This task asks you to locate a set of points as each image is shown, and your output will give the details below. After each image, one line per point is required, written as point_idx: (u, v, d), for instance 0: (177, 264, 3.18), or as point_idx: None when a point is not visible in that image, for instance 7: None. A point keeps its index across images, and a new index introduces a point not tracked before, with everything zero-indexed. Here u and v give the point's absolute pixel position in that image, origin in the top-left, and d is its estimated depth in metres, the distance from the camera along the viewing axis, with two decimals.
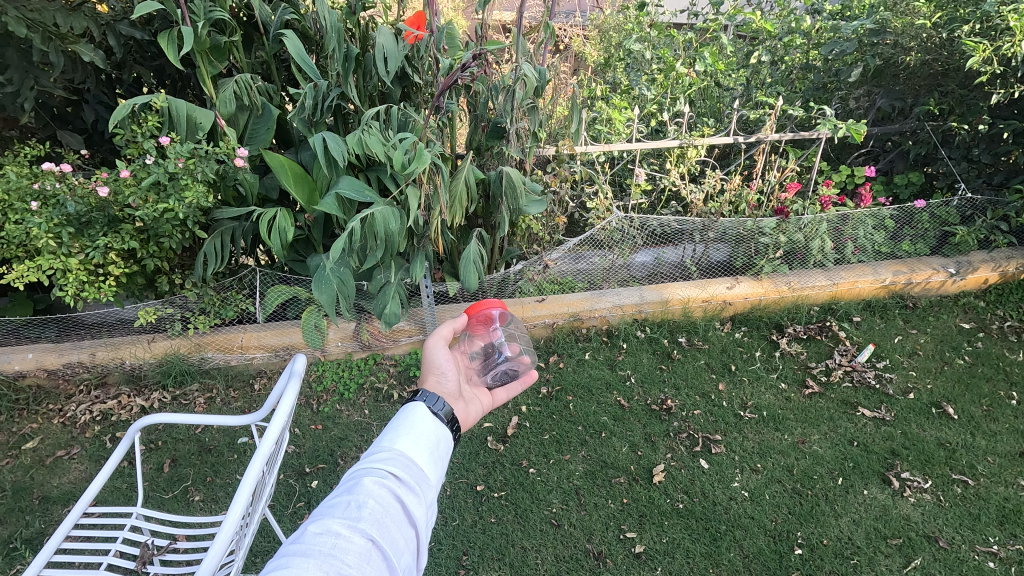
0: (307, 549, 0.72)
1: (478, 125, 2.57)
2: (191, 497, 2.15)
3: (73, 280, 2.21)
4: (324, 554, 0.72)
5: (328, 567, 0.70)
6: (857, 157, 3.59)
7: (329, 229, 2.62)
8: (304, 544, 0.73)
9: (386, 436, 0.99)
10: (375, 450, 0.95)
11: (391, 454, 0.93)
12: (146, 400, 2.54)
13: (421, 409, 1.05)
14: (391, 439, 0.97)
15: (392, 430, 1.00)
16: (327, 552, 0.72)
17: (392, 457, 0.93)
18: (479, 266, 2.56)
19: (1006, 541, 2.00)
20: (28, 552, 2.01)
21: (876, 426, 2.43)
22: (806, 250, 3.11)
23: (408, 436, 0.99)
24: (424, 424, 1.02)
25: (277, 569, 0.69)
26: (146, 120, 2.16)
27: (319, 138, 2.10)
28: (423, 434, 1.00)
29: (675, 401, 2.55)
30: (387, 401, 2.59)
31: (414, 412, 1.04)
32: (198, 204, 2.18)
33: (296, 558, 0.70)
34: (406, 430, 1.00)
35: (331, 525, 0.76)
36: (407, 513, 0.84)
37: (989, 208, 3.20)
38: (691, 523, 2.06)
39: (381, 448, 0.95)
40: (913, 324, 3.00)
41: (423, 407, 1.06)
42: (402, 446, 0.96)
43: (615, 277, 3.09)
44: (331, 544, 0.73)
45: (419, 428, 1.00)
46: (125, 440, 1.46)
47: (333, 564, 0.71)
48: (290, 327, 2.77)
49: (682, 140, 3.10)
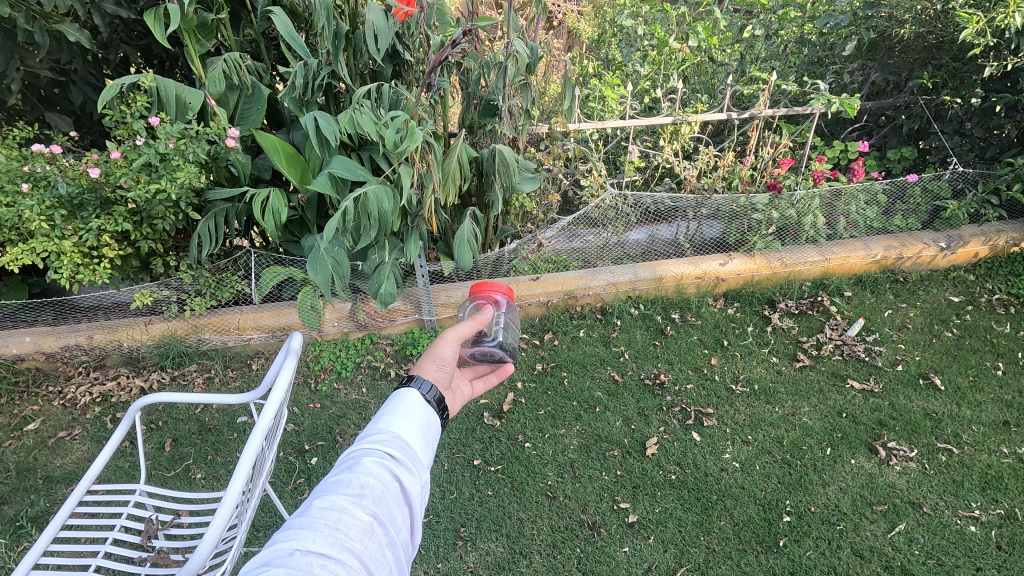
0: (312, 522, 0.75)
1: (470, 103, 2.55)
2: (193, 474, 2.19)
3: (67, 263, 2.21)
4: (329, 528, 0.74)
5: (334, 541, 0.73)
6: (850, 132, 3.60)
7: (323, 209, 2.63)
8: (310, 518, 0.75)
9: (380, 418, 1.01)
10: (370, 432, 0.97)
11: (386, 437, 0.96)
12: (145, 381, 2.57)
13: (413, 394, 1.06)
14: (384, 421, 0.99)
15: (386, 412, 1.02)
16: (331, 526, 0.75)
17: (386, 439, 0.95)
18: (473, 245, 2.58)
19: (987, 505, 2.06)
20: (35, 529, 2.05)
21: (865, 398, 2.48)
22: (798, 226, 3.13)
23: (403, 419, 1.01)
24: (416, 409, 1.04)
25: (284, 540, 0.71)
26: (135, 100, 2.13)
27: (310, 118, 2.09)
28: (418, 418, 1.03)
29: (668, 375, 2.59)
30: (384, 379, 2.63)
31: (406, 396, 1.06)
32: (191, 184, 2.17)
33: (303, 531, 0.73)
34: (401, 413, 1.02)
35: (335, 501, 0.79)
36: (405, 492, 0.88)
37: (980, 181, 3.21)
38: (683, 493, 2.11)
39: (375, 431, 0.97)
40: (903, 298, 3.04)
41: (414, 391, 1.07)
42: (396, 428, 0.98)
43: (609, 255, 3.10)
44: (335, 518, 0.76)
45: (412, 411, 1.03)
46: (126, 419, 1.47)
47: (338, 538, 0.73)
48: (286, 308, 2.80)
49: (676, 117, 3.08)
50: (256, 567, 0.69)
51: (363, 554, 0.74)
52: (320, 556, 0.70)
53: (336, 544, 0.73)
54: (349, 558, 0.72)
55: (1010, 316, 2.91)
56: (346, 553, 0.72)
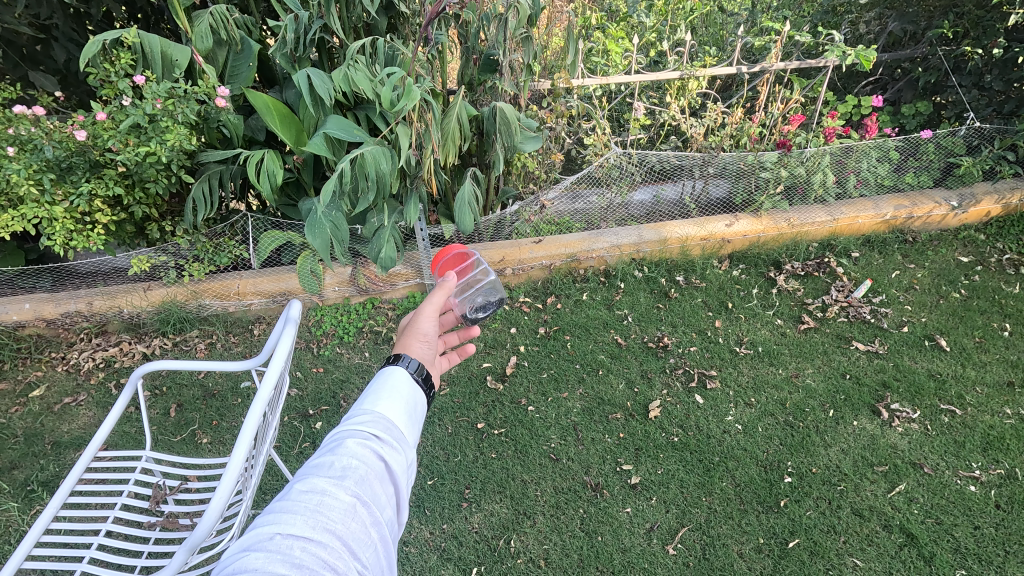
0: (293, 506, 0.73)
1: (469, 58, 2.44)
2: (199, 440, 2.20)
3: (60, 229, 2.15)
4: (310, 510, 0.73)
5: (315, 523, 0.71)
6: (864, 86, 3.47)
7: (319, 170, 2.56)
8: (291, 501, 0.74)
9: (365, 398, 1.00)
10: (356, 413, 0.96)
11: (372, 417, 0.94)
12: (147, 347, 2.55)
13: (398, 371, 1.06)
14: (365, 402, 0.98)
15: (371, 392, 1.01)
16: (313, 508, 0.73)
17: (368, 419, 0.94)
18: (474, 207, 2.53)
19: (988, 465, 2.06)
20: (46, 493, 2.08)
21: (869, 359, 2.48)
22: (807, 184, 3.07)
23: (387, 399, 0.99)
24: (402, 387, 1.03)
25: (265, 525, 0.70)
26: (119, 58, 2.04)
27: (304, 75, 2.00)
28: (402, 399, 1.01)
29: (671, 338, 2.58)
30: (387, 344, 2.62)
31: (392, 375, 1.05)
32: (182, 147, 2.10)
33: (284, 514, 0.72)
34: (385, 393, 1.01)
35: (316, 483, 0.77)
36: (389, 471, 0.87)
37: (996, 136, 3.11)
38: (685, 455, 2.13)
39: (356, 412, 0.96)
40: (911, 259, 2.99)
41: (401, 369, 1.07)
42: (382, 408, 0.97)
43: (613, 217, 3.05)
44: (316, 501, 0.75)
45: (398, 391, 1.02)
46: (129, 386, 1.47)
47: (319, 520, 0.72)
48: (286, 273, 2.76)
49: (683, 72, 2.96)
50: (237, 553, 0.68)
51: (345, 535, 0.73)
52: (301, 539, 0.69)
53: (317, 526, 0.71)
54: (331, 540, 0.71)
55: (1020, 276, 2.86)
56: (328, 535, 0.71)
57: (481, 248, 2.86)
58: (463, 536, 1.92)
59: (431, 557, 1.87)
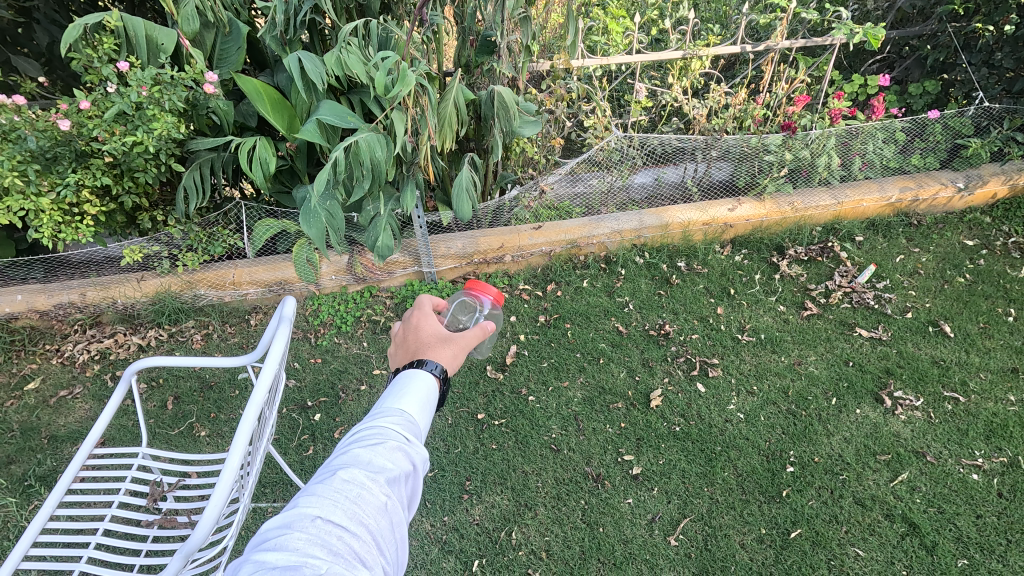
0: (332, 493, 0.72)
1: (466, 39, 2.36)
2: (197, 433, 2.19)
3: (48, 221, 2.10)
4: (347, 500, 0.72)
5: (351, 514, 0.70)
6: (871, 65, 3.39)
7: (313, 157, 2.50)
8: (330, 488, 0.72)
9: (393, 393, 0.97)
10: (384, 407, 0.93)
11: (401, 415, 0.92)
12: (143, 338, 2.52)
13: (422, 376, 1.02)
14: (394, 399, 0.95)
15: (400, 388, 0.98)
16: (350, 499, 0.72)
17: (399, 416, 0.91)
18: (472, 194, 2.47)
19: (991, 454, 2.05)
20: (44, 488, 2.06)
21: (873, 346, 2.45)
22: (811, 167, 3.01)
23: (414, 399, 0.97)
24: (429, 390, 1.00)
25: (306, 506, 0.69)
26: (101, 42, 1.97)
27: (295, 59, 1.93)
28: (427, 401, 0.98)
29: (673, 325, 2.55)
30: (385, 333, 2.58)
31: (419, 376, 1.02)
32: (170, 135, 2.04)
33: (323, 499, 0.71)
34: (413, 392, 0.98)
35: (353, 473, 0.76)
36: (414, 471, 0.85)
37: (1006, 117, 3.04)
38: (687, 445, 2.11)
39: (386, 408, 0.93)
40: (915, 243, 2.95)
41: (428, 371, 1.03)
42: (409, 408, 0.94)
43: (614, 201, 3.00)
44: (354, 492, 0.73)
45: (425, 392, 0.99)
46: (122, 383, 1.44)
47: (355, 512, 0.71)
48: (281, 262, 2.72)
49: (686, 51, 2.87)
50: (277, 529, 0.67)
51: (376, 531, 0.71)
52: (338, 527, 0.68)
53: (352, 518, 0.70)
54: (364, 534, 0.70)
55: None
56: (362, 529, 0.70)
57: (480, 235, 2.81)
58: (464, 529, 1.91)
59: (433, 549, 1.86)
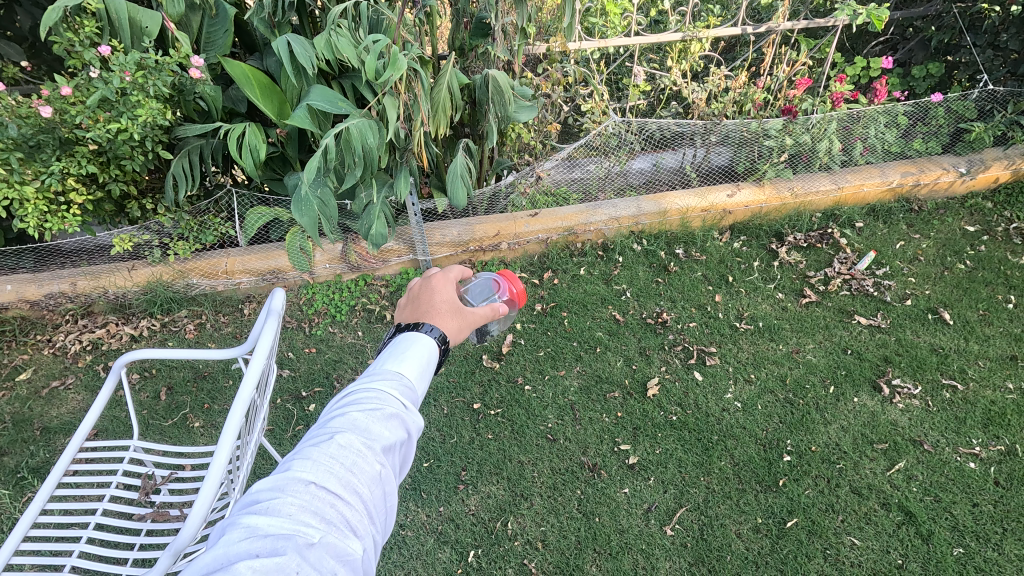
0: (328, 456, 0.70)
1: (460, 21, 2.30)
2: (191, 423, 2.17)
3: (33, 210, 2.06)
4: (343, 466, 0.69)
5: (345, 482, 0.68)
6: (875, 46, 3.28)
7: (305, 143, 2.46)
8: (326, 452, 0.70)
9: (393, 352, 0.93)
10: (384, 366, 0.89)
11: (400, 376, 0.88)
12: (135, 328, 2.49)
13: (422, 337, 0.97)
14: (393, 360, 0.91)
15: (400, 347, 0.94)
16: (346, 465, 0.70)
17: (398, 377, 0.88)
18: (467, 180, 2.43)
19: (988, 442, 2.04)
20: (37, 480, 2.05)
21: (871, 333, 2.43)
22: (811, 152, 2.97)
23: (415, 359, 0.93)
24: (431, 351, 0.97)
25: (300, 469, 0.67)
26: (83, 25, 1.91)
27: (283, 42, 1.88)
28: (427, 363, 0.95)
29: (670, 313, 2.53)
30: (380, 322, 2.56)
31: (421, 336, 0.97)
32: (155, 122, 2.00)
33: (317, 463, 0.68)
34: (414, 352, 0.94)
35: (350, 437, 0.73)
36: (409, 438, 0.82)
37: (1010, 100, 2.99)
38: (683, 434, 2.10)
39: (383, 369, 0.89)
40: (916, 229, 2.92)
41: (430, 331, 0.99)
42: (409, 369, 0.91)
43: (612, 186, 2.96)
44: (350, 458, 0.71)
45: (427, 353, 0.95)
46: (112, 376, 1.42)
47: (350, 480, 0.69)
48: (275, 250, 2.68)
49: (685, 34, 2.80)
50: (269, 491, 0.65)
51: (369, 500, 0.70)
52: (332, 495, 0.66)
53: (346, 486, 0.68)
54: (357, 504, 0.68)
55: None
56: (355, 498, 0.68)
57: (476, 222, 2.78)
58: (459, 519, 1.91)
59: (428, 540, 1.86)
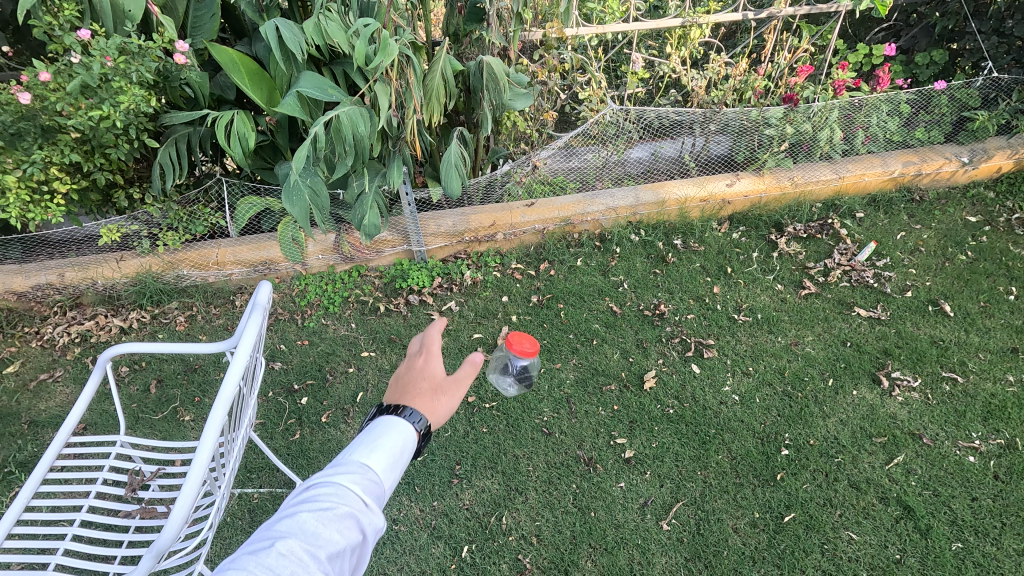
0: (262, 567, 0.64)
1: (454, 6, 2.24)
2: (182, 417, 2.14)
3: (15, 200, 2.01)
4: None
5: None
6: (877, 33, 3.21)
7: (296, 132, 2.40)
8: (263, 561, 0.65)
9: (361, 444, 0.88)
10: (348, 461, 0.84)
11: (364, 472, 0.83)
12: (124, 320, 2.45)
13: (399, 426, 0.93)
14: (360, 452, 0.86)
15: (370, 439, 0.89)
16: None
17: (361, 473, 0.83)
18: (462, 170, 2.38)
19: (987, 435, 2.02)
20: (25, 475, 2.02)
21: (871, 325, 2.40)
22: (812, 141, 2.92)
23: (384, 453, 0.88)
24: (402, 441, 0.91)
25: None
26: (63, 8, 1.85)
27: (271, 28, 1.82)
28: (397, 456, 0.89)
29: (668, 305, 2.50)
30: (373, 314, 2.52)
31: (394, 426, 0.92)
32: (139, 109, 1.94)
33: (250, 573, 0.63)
34: (383, 444, 0.89)
35: (293, 545, 0.68)
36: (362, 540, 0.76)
37: (1014, 88, 2.93)
38: (680, 428, 2.08)
39: (348, 462, 0.84)
40: (917, 219, 2.88)
41: (404, 421, 0.94)
42: (376, 463, 0.86)
43: (609, 176, 2.91)
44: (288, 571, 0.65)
45: (397, 444, 0.90)
46: (97, 370, 1.39)
47: None
48: (266, 241, 2.64)
49: (685, 19, 2.75)
50: None
51: None
52: None
53: None
54: None
55: None
56: None
57: (471, 213, 2.73)
58: (453, 514, 1.88)
59: (422, 535, 1.84)
